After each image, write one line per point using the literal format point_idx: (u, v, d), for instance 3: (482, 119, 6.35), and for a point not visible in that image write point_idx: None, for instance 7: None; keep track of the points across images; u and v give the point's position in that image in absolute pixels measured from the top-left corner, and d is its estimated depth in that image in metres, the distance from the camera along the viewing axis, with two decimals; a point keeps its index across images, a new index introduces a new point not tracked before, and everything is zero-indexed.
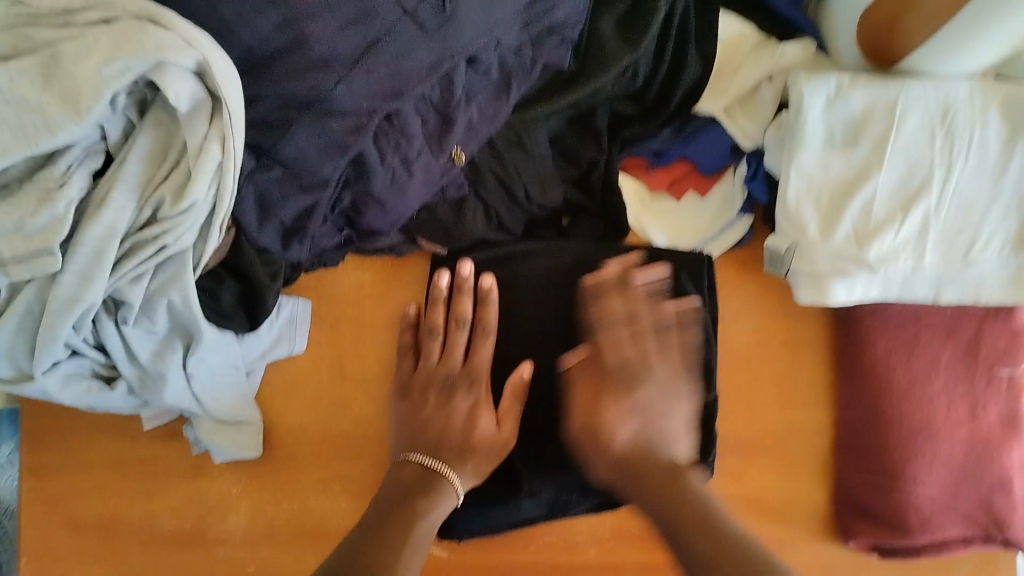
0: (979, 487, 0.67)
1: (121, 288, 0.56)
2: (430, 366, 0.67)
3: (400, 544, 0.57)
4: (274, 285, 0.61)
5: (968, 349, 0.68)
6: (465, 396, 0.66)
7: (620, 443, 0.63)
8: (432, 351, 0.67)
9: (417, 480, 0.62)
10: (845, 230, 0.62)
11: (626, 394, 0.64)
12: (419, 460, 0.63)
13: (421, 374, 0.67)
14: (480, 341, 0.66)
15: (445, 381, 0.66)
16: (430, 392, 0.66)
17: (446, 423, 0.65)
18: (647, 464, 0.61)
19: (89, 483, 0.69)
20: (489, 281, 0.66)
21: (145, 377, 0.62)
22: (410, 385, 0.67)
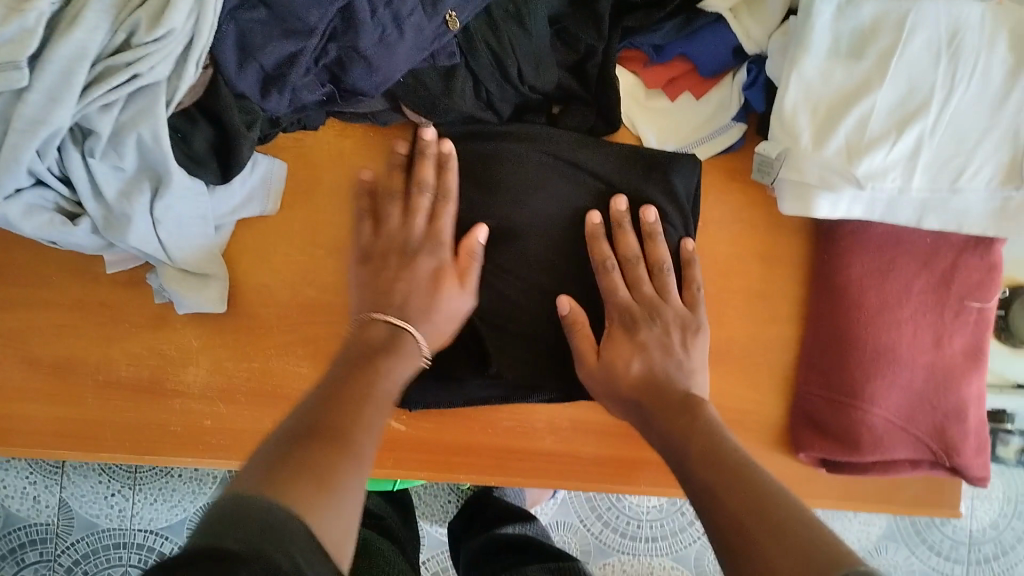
0: (934, 413, 0.68)
1: (90, 116, 0.54)
2: (392, 232, 0.64)
3: (368, 397, 0.52)
4: (249, 135, 0.59)
5: (942, 279, 0.68)
6: (429, 258, 0.63)
7: (633, 373, 0.61)
8: (392, 216, 0.64)
9: (390, 344, 0.59)
10: (839, 142, 0.61)
11: (627, 336, 0.63)
12: (385, 320, 0.61)
13: (384, 238, 0.64)
14: (441, 206, 0.64)
15: (406, 246, 0.63)
16: (393, 254, 0.63)
17: (412, 284, 0.62)
18: (660, 392, 0.60)
19: (47, 322, 0.68)
20: (450, 146, 0.65)
21: (110, 216, 0.61)
22: (370, 249, 0.64)
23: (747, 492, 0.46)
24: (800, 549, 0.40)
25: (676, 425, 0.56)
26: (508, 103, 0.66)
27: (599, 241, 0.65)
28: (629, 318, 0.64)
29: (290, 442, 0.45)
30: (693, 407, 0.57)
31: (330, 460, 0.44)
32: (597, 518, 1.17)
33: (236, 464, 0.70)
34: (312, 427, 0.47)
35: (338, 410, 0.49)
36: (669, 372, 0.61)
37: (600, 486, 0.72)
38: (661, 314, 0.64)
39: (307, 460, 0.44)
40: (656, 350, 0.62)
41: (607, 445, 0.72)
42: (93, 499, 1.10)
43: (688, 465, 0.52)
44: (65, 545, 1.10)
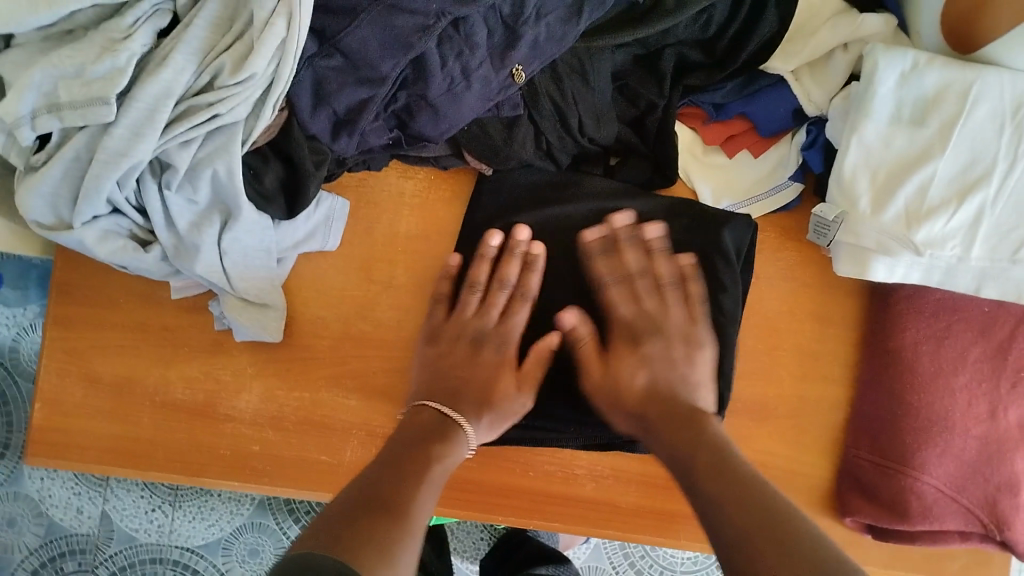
0: (984, 484, 0.66)
1: (170, 151, 0.57)
2: (464, 318, 0.69)
3: (419, 476, 0.56)
4: (317, 174, 0.61)
5: (998, 350, 0.67)
6: (493, 353, 0.67)
7: (637, 388, 0.64)
8: (469, 305, 0.69)
9: (438, 428, 0.63)
10: (898, 208, 0.61)
11: (631, 349, 0.65)
12: (435, 407, 0.65)
13: (454, 325, 0.68)
14: (518, 304, 0.68)
15: (474, 337, 0.68)
16: (460, 342, 0.68)
17: (471, 374, 0.67)
18: (668, 406, 0.62)
19: (111, 342, 0.70)
20: (525, 234, 0.68)
21: (181, 246, 0.63)
22: (438, 332, 0.69)
23: (755, 509, 0.48)
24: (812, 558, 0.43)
25: (682, 440, 0.58)
26: (567, 153, 0.68)
27: (591, 258, 0.68)
28: (631, 330, 0.66)
29: (346, 512, 0.49)
30: (696, 422, 0.59)
31: (382, 530, 0.48)
32: (630, 568, 1.15)
33: (280, 491, 0.71)
34: (367, 501, 0.50)
35: (392, 489, 0.53)
36: (673, 387, 0.63)
37: (638, 537, 0.71)
38: (662, 327, 0.66)
39: (363, 529, 0.47)
40: (661, 362, 0.64)
41: (647, 495, 0.72)
42: (133, 514, 1.12)
43: (693, 477, 0.55)
44: (104, 557, 1.12)
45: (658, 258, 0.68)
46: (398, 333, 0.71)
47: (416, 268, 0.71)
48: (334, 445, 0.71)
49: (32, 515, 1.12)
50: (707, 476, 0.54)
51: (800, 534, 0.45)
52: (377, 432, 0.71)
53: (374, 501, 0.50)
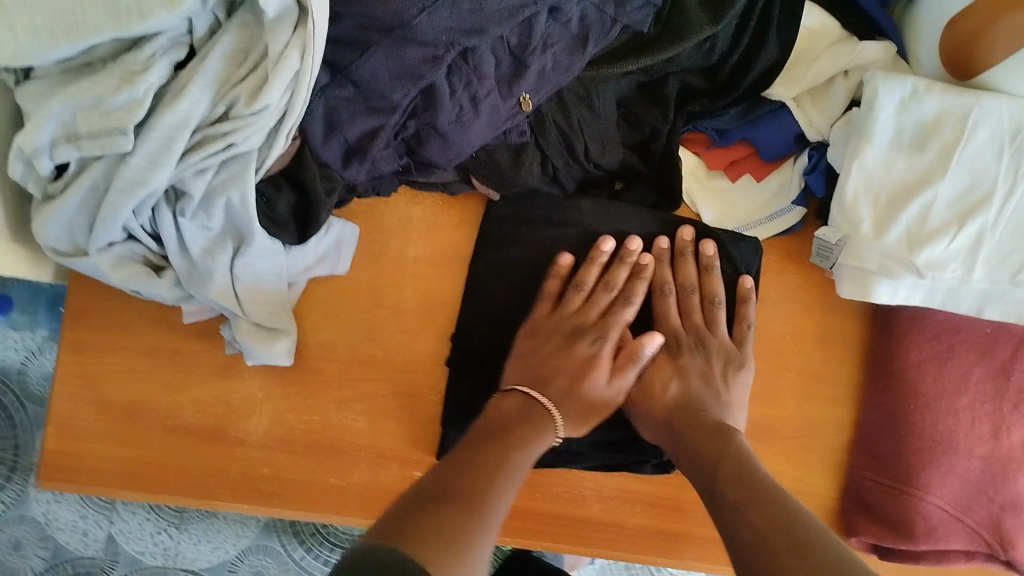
0: (989, 504, 0.67)
1: (185, 179, 0.58)
2: (568, 315, 0.67)
3: (497, 470, 0.54)
4: (327, 201, 0.61)
5: (1000, 370, 0.68)
6: (589, 344, 0.66)
7: (670, 398, 0.65)
8: (521, 307, 0.69)
9: (518, 422, 0.61)
10: (899, 231, 0.62)
11: (669, 359, 0.67)
12: (524, 391, 0.64)
13: (558, 318, 0.67)
14: (597, 300, 0.67)
15: (573, 330, 0.67)
16: (556, 336, 0.67)
17: (564, 364, 0.66)
18: (693, 416, 0.63)
19: (123, 366, 0.71)
20: (612, 244, 0.68)
21: (193, 271, 0.64)
22: (540, 325, 0.68)
23: (773, 517, 0.49)
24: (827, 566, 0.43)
25: (710, 448, 0.59)
26: (573, 179, 0.69)
27: (662, 266, 0.69)
28: (674, 343, 0.67)
29: (418, 506, 0.47)
30: (724, 433, 0.60)
31: (456, 524, 0.46)
32: None
33: (290, 513, 0.71)
34: (436, 494, 0.49)
35: (465, 483, 0.51)
36: (705, 400, 0.64)
37: (645, 558, 0.72)
38: (706, 344, 0.67)
39: (437, 524, 0.45)
40: (697, 377, 0.65)
41: (653, 516, 0.72)
42: (138, 536, 1.12)
43: (715, 487, 0.56)
44: None
45: (710, 274, 0.69)
46: (407, 355, 0.72)
47: (425, 292, 0.72)
48: (343, 467, 0.71)
49: (37, 538, 1.12)
50: (730, 489, 0.54)
51: (816, 540, 0.46)
52: (386, 454, 0.72)
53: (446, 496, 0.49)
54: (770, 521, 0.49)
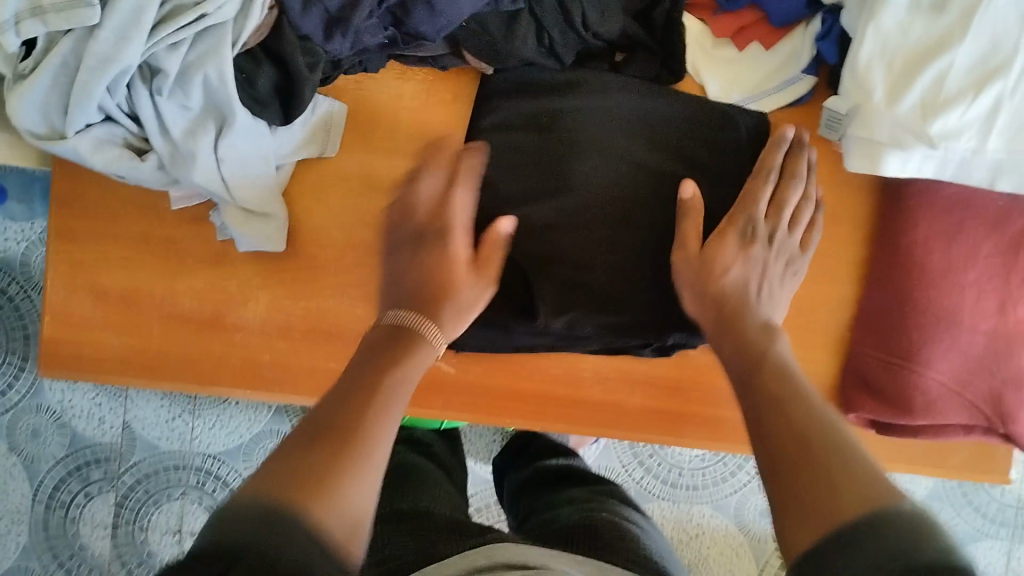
0: (990, 379, 0.67)
1: (159, 55, 0.55)
2: (405, 226, 0.66)
3: (371, 395, 0.50)
4: (311, 78, 0.59)
5: (1012, 245, 0.65)
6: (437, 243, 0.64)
7: (725, 282, 0.61)
8: (400, 212, 0.67)
9: (416, 335, 0.59)
10: (913, 100, 0.59)
11: (738, 244, 0.63)
12: (397, 319, 0.60)
13: (399, 230, 0.66)
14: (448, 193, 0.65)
15: (415, 235, 0.65)
16: (405, 245, 0.65)
17: (418, 269, 0.64)
18: (741, 312, 0.60)
19: (114, 255, 0.70)
20: (479, 142, 0.67)
21: (176, 154, 0.62)
22: (391, 242, 0.67)
23: (808, 425, 0.47)
24: (854, 499, 0.41)
25: (749, 342, 0.57)
26: (571, 51, 0.66)
27: (774, 153, 0.65)
28: (750, 228, 0.64)
29: (296, 442, 0.45)
30: (769, 331, 0.57)
31: (327, 467, 0.44)
32: (638, 466, 1.23)
33: (293, 397, 0.72)
34: (311, 434, 0.46)
35: (339, 413, 0.48)
36: (759, 296, 0.62)
37: (645, 436, 0.73)
38: (778, 241, 0.64)
39: (310, 474, 0.43)
40: (755, 271, 0.63)
41: (655, 397, 0.72)
42: (154, 423, 1.15)
43: (749, 378, 0.54)
44: (127, 464, 1.15)
45: (788, 183, 0.65)
46: None
47: None
48: (343, 351, 0.71)
49: (56, 427, 1.14)
50: (760, 395, 0.51)
51: (832, 452, 0.44)
52: None
53: (332, 424, 0.47)
54: (802, 437, 0.46)
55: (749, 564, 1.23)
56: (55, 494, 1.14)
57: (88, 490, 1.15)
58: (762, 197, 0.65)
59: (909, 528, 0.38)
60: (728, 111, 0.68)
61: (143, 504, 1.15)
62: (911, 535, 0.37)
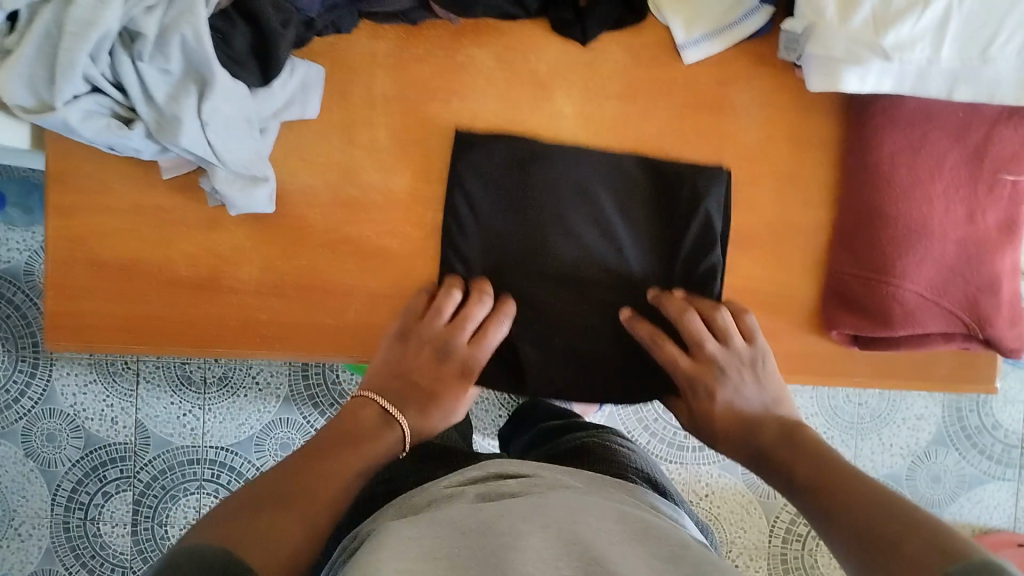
0: (966, 286, 0.69)
1: (136, 18, 0.60)
2: (430, 330, 0.72)
3: (340, 460, 0.64)
4: (285, 33, 0.63)
5: (975, 153, 0.68)
6: (456, 366, 0.73)
7: (719, 417, 0.71)
8: (431, 324, 0.72)
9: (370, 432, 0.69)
10: (865, 14, 0.60)
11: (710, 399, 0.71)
12: (379, 404, 0.71)
13: (424, 330, 0.72)
14: (488, 333, 0.72)
15: (437, 353, 0.73)
16: (426, 351, 0.72)
17: (432, 376, 0.74)
18: (760, 432, 0.70)
19: (111, 228, 0.72)
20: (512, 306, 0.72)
21: (161, 120, 0.64)
22: (407, 330, 0.72)
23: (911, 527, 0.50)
24: (934, 537, 0.48)
25: (789, 457, 0.65)
26: None
27: (719, 321, 0.71)
28: (700, 385, 0.71)
29: (256, 502, 0.56)
30: (794, 437, 0.67)
31: (280, 521, 0.55)
32: (644, 430, 1.27)
33: (291, 355, 0.74)
34: (274, 494, 0.58)
35: (309, 470, 0.62)
36: (745, 408, 0.71)
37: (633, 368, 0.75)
38: (727, 361, 0.71)
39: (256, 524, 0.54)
40: (740, 394, 0.71)
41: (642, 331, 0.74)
42: (165, 420, 1.18)
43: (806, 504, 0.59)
44: (143, 462, 1.17)
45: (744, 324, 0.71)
46: (386, 194, 0.73)
47: (398, 129, 0.72)
48: (336, 306, 0.74)
49: (70, 430, 1.16)
50: (811, 489, 0.60)
51: (916, 516, 0.50)
52: (377, 292, 0.74)
53: (287, 484, 0.60)
54: (876, 511, 0.53)
55: (757, 519, 1.27)
56: (73, 496, 1.16)
57: (106, 490, 1.17)
58: (729, 336, 0.70)
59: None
60: (697, 191, 0.72)
61: (161, 499, 1.18)
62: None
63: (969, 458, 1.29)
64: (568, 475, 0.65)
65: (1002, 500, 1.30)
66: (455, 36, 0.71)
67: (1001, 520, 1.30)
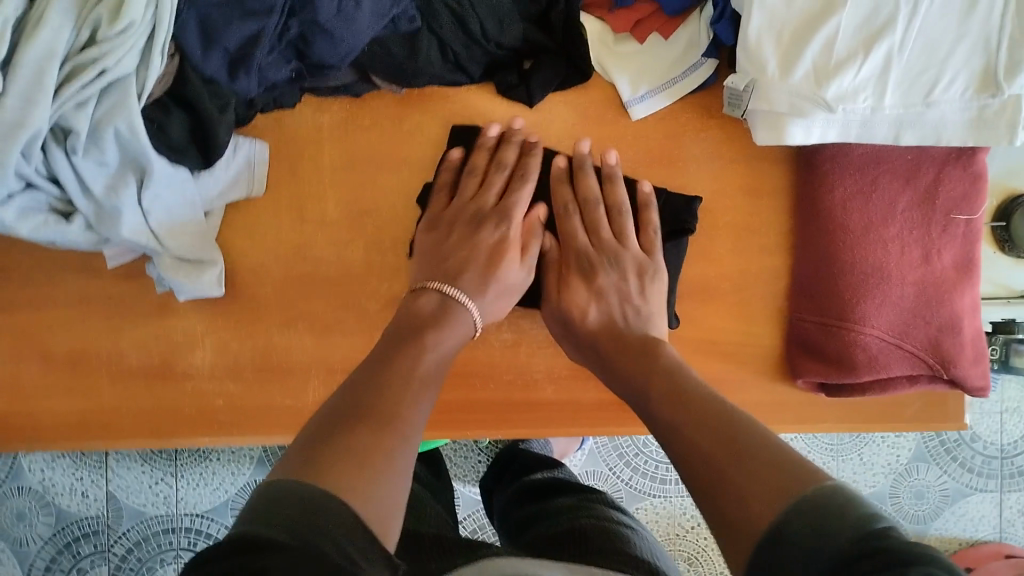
0: (927, 328, 0.69)
1: (66, 115, 0.56)
2: (461, 203, 0.69)
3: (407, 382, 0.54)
4: (223, 118, 0.61)
5: (926, 194, 0.68)
6: (492, 231, 0.68)
7: (592, 321, 0.67)
8: (466, 189, 0.70)
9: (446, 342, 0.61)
10: (806, 67, 0.61)
11: (585, 281, 0.69)
12: (436, 289, 0.65)
13: (452, 210, 0.69)
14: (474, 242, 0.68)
15: (473, 217, 0.68)
16: (457, 227, 0.68)
17: (495, 385, 0.73)
18: (621, 338, 0.65)
19: (59, 319, 0.70)
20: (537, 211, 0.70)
21: (101, 211, 0.63)
22: (438, 218, 0.69)
23: (708, 426, 0.49)
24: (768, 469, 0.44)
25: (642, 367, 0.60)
26: (478, 64, 0.67)
27: (585, 175, 0.69)
28: (586, 264, 0.69)
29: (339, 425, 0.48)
30: (653, 348, 0.61)
31: (368, 439, 0.47)
32: (624, 465, 1.25)
33: (252, 437, 0.72)
34: (346, 413, 0.49)
35: (374, 400, 0.51)
36: (624, 321, 0.66)
37: (603, 427, 0.74)
38: (618, 258, 0.68)
39: (344, 454, 0.45)
40: (615, 297, 0.67)
41: (608, 390, 0.73)
42: (137, 489, 1.13)
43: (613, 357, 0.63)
44: (116, 534, 1.13)
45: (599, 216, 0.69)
46: (341, 269, 0.71)
47: (346, 202, 0.71)
48: (294, 385, 0.72)
49: (39, 506, 1.12)
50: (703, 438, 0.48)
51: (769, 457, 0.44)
52: (335, 367, 0.72)
53: (374, 417, 0.50)
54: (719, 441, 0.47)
55: None
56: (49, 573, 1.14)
57: (81, 565, 1.14)
58: (600, 226, 0.69)
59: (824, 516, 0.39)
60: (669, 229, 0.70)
61: (137, 570, 1.14)
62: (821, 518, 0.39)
63: (950, 471, 1.28)
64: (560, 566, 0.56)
65: (987, 511, 1.29)
66: (400, 104, 0.70)
67: (986, 531, 1.29)
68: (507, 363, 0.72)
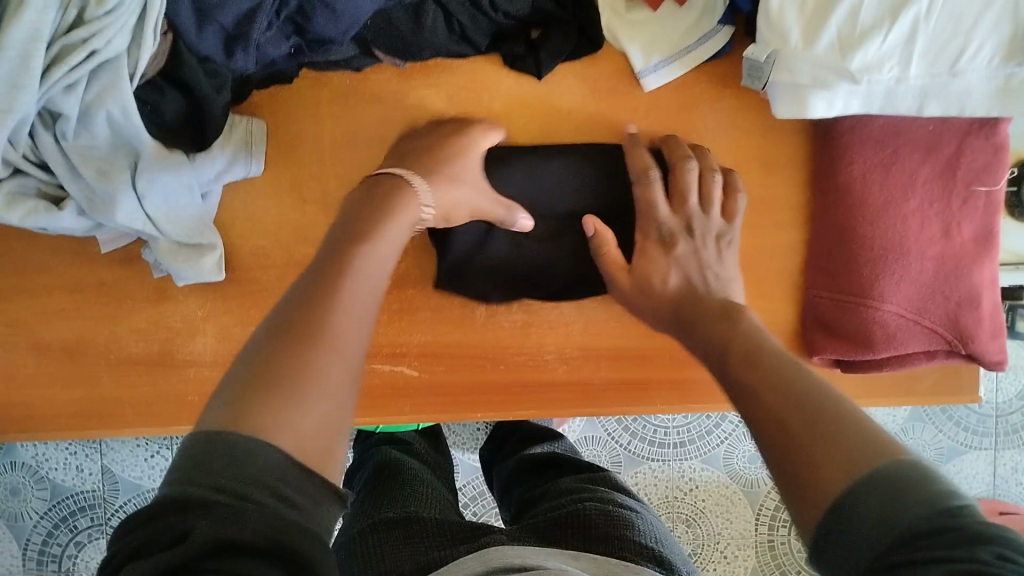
0: (946, 302, 0.68)
1: (55, 98, 0.53)
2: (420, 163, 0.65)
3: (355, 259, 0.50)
4: (220, 98, 0.59)
5: (948, 165, 0.66)
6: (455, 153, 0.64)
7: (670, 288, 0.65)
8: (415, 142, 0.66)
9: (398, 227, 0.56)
10: (829, 37, 0.58)
11: (663, 251, 0.66)
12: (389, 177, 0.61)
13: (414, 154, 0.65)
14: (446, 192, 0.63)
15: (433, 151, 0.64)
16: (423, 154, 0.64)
17: (506, 366, 0.71)
18: (699, 301, 0.63)
19: (52, 307, 0.67)
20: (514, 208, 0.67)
21: (93, 198, 0.59)
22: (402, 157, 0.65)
23: (788, 395, 0.46)
24: (848, 449, 0.41)
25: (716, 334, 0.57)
26: (484, 34, 0.63)
27: (638, 151, 0.67)
28: (665, 233, 0.66)
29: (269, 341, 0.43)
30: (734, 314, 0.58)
31: (307, 354, 0.43)
32: (624, 431, 1.19)
33: None
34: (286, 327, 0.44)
35: (311, 303, 0.46)
36: (703, 284, 0.64)
37: (617, 407, 0.73)
38: (699, 228, 0.66)
39: (281, 375, 0.41)
40: (693, 262, 0.66)
41: (619, 368, 0.72)
42: (133, 462, 1.10)
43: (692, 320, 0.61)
44: (113, 509, 1.11)
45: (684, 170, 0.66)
46: None
47: (349, 181, 0.69)
48: None
49: (33, 482, 1.09)
50: (783, 406, 0.45)
51: (856, 437, 0.41)
52: None
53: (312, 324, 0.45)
54: (798, 411, 0.45)
55: None
56: (44, 549, 1.10)
57: (78, 540, 1.11)
58: (656, 202, 0.66)
59: (901, 495, 0.37)
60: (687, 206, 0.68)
61: None
62: (893, 498, 0.37)
63: (946, 430, 1.28)
64: (568, 562, 0.53)
65: (981, 469, 1.30)
66: (402, 78, 0.67)
67: (980, 489, 1.30)
68: (517, 343, 0.71)
